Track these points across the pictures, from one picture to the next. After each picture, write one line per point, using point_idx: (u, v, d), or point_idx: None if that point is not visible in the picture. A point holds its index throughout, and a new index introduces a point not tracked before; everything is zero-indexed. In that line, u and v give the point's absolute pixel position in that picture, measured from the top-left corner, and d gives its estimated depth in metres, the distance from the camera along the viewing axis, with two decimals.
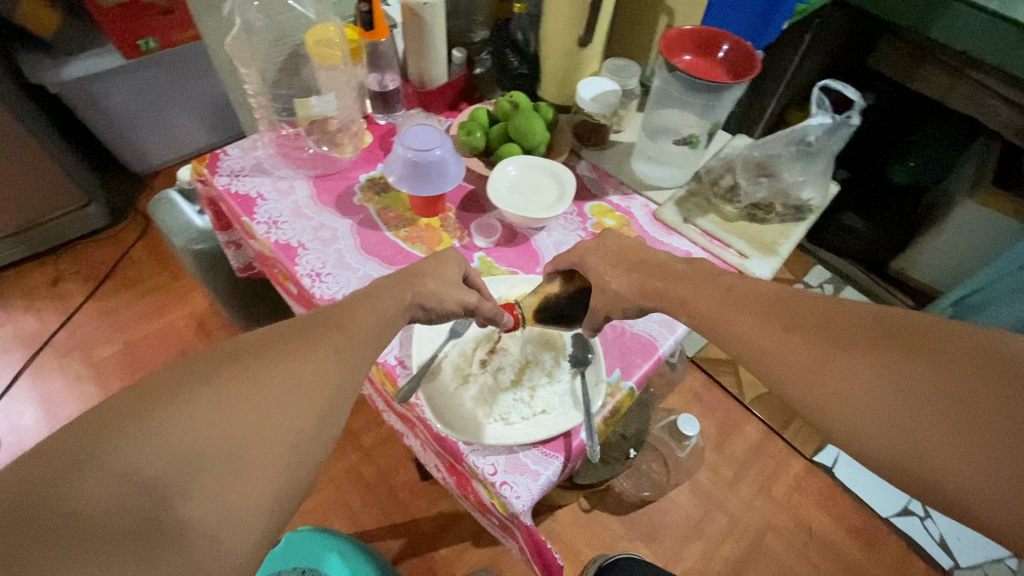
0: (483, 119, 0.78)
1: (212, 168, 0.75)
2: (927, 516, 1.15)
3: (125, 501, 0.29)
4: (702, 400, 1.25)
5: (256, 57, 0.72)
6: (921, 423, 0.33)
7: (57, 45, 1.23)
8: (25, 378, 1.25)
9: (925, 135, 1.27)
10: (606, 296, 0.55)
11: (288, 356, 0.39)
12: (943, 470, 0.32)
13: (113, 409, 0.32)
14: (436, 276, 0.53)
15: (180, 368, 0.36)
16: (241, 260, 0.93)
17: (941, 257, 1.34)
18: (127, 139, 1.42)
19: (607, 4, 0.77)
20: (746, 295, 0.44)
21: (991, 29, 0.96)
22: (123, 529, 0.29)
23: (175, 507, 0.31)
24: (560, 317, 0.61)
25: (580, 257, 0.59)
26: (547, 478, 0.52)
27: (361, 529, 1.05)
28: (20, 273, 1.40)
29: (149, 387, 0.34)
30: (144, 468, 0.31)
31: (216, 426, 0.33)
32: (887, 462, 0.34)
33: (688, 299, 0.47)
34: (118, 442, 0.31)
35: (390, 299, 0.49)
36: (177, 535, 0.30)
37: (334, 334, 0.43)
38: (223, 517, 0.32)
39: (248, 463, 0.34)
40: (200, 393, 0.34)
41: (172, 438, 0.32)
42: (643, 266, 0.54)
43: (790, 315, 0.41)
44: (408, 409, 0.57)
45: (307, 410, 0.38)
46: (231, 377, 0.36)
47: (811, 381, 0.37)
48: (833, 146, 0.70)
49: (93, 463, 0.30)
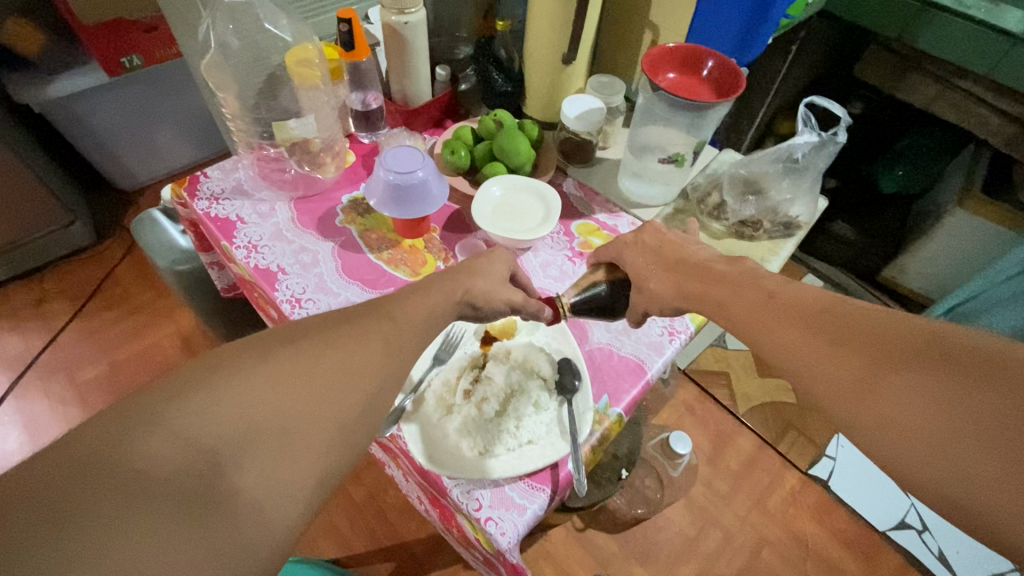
0: (467, 137, 0.77)
1: (191, 191, 0.74)
2: (925, 530, 1.14)
3: (184, 464, 0.30)
4: (695, 413, 1.24)
5: (233, 80, 0.70)
6: (969, 452, 0.31)
7: (41, 64, 1.22)
8: (7, 401, 1.22)
9: (913, 142, 1.26)
10: (644, 295, 0.56)
11: (339, 340, 0.39)
12: (986, 500, 0.30)
13: (182, 379, 0.34)
14: (484, 275, 0.53)
15: (244, 346, 0.37)
16: (225, 281, 0.91)
17: (930, 265, 1.33)
18: (111, 155, 1.41)
19: (590, 21, 0.76)
20: (789, 305, 0.43)
21: (981, 39, 0.96)
22: (181, 490, 0.29)
23: (229, 475, 0.31)
24: (604, 308, 0.60)
25: (619, 252, 0.61)
26: (533, 512, 0.51)
27: (349, 553, 1.02)
28: (5, 292, 1.38)
29: (211, 362, 0.35)
30: (205, 435, 0.31)
31: (275, 403, 0.34)
32: (939, 496, 0.32)
33: (727, 303, 0.48)
34: (182, 409, 0.32)
35: (441, 294, 0.49)
36: (229, 502, 0.30)
37: (385, 323, 0.43)
38: (271, 490, 0.32)
39: (295, 440, 0.34)
40: (260, 368, 0.35)
41: (232, 409, 0.33)
42: (683, 266, 0.55)
43: (843, 326, 0.39)
44: (390, 440, 0.56)
45: (352, 396, 0.37)
46: (288, 356, 0.37)
47: (857, 399, 0.36)
48: (820, 163, 0.70)
49: (157, 425, 0.31)
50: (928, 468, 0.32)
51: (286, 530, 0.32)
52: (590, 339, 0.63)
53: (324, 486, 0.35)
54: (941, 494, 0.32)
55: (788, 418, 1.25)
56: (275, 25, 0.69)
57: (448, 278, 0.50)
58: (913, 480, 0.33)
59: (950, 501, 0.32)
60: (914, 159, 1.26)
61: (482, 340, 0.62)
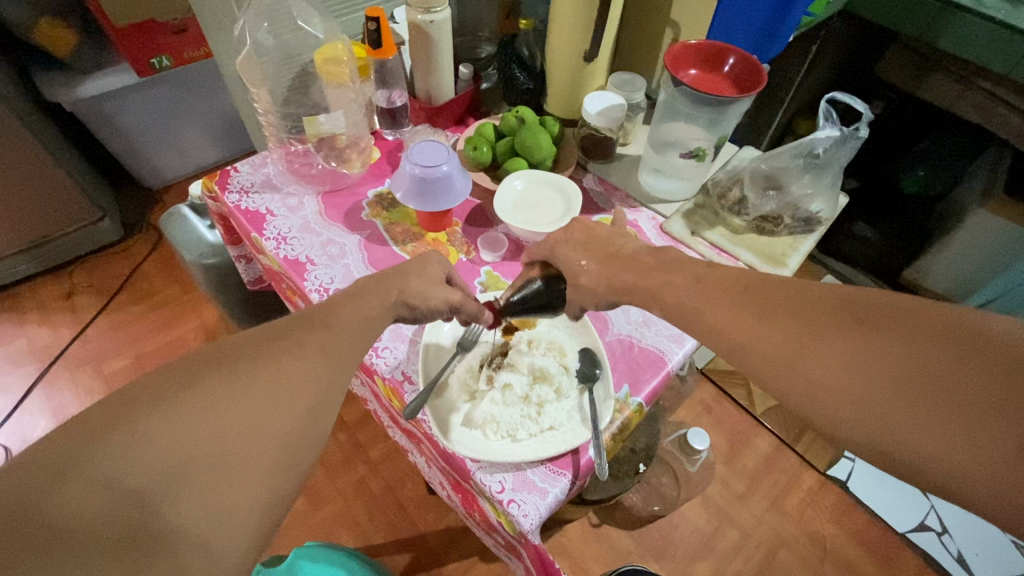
0: (489, 133, 0.78)
1: (222, 185, 0.76)
2: (944, 532, 1.13)
3: (109, 510, 0.29)
4: (712, 412, 1.24)
5: (267, 77, 0.73)
6: (891, 399, 0.33)
7: (73, 65, 1.25)
8: (38, 390, 1.26)
9: (932, 145, 1.26)
10: (578, 291, 0.55)
11: (273, 358, 0.40)
12: (912, 442, 0.32)
13: (92, 418, 0.32)
14: (420, 276, 0.55)
15: (163, 375, 0.36)
16: (252, 273, 0.94)
17: (954, 266, 1.32)
18: (141, 155, 1.46)
19: (612, 21, 0.77)
20: (715, 280, 0.44)
21: (1001, 39, 0.96)
22: (109, 538, 0.29)
23: (163, 514, 0.30)
24: (538, 305, 0.59)
25: (551, 249, 0.58)
26: (555, 496, 0.52)
27: (367, 544, 1.04)
28: (35, 286, 1.42)
29: (129, 397, 0.33)
30: (129, 476, 0.30)
31: (201, 433, 0.33)
32: (866, 445, 0.34)
33: (656, 293, 0.47)
34: (98, 453, 0.30)
35: (375, 300, 0.50)
36: (166, 543, 0.30)
37: (321, 335, 0.44)
38: (214, 521, 0.32)
39: (233, 468, 0.33)
40: (184, 399, 0.34)
41: (156, 446, 0.32)
42: (615, 260, 0.53)
43: (761, 299, 0.41)
44: (415, 425, 0.58)
45: (291, 415, 0.38)
46: (216, 381, 0.36)
47: (787, 367, 0.37)
48: (841, 159, 0.69)
49: (72, 474, 0.29)
50: (855, 423, 0.34)
51: (240, 550, 0.32)
52: (611, 330, 0.64)
53: (274, 509, 0.35)
54: (884, 450, 0.33)
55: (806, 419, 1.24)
56: (308, 22, 0.71)
57: (380, 281, 0.52)
58: (842, 433, 0.35)
59: (888, 456, 0.33)
60: (934, 160, 1.26)
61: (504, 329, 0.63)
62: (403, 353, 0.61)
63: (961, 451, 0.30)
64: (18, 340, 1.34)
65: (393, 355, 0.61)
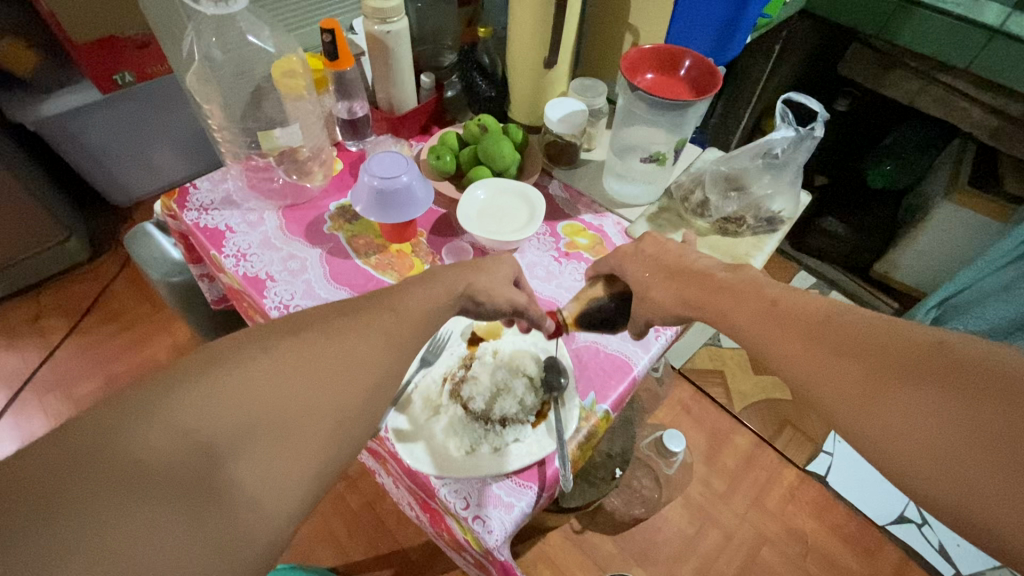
0: (452, 142, 0.78)
1: (181, 203, 0.75)
2: (924, 523, 1.14)
3: (182, 456, 0.30)
4: (691, 412, 1.24)
5: (218, 91, 0.72)
6: (982, 471, 0.31)
7: (34, 83, 1.22)
8: (5, 417, 1.23)
9: (900, 136, 1.30)
10: (646, 304, 0.55)
11: (338, 333, 0.39)
12: (997, 515, 0.30)
13: (179, 369, 0.34)
14: (490, 273, 0.53)
15: (241, 340, 0.37)
16: (215, 292, 0.92)
17: (921, 259, 1.34)
18: (107, 171, 1.42)
19: (571, 24, 0.77)
20: (793, 312, 0.43)
21: (957, 32, 0.98)
22: (179, 481, 0.30)
23: (226, 468, 0.31)
24: (607, 321, 0.61)
25: (619, 263, 0.60)
26: (520, 510, 0.51)
27: (348, 560, 1.02)
28: (3, 309, 1.38)
29: (210, 355, 0.35)
30: (205, 426, 0.32)
31: (268, 397, 0.34)
32: (947, 510, 0.32)
33: (730, 312, 0.47)
34: (179, 400, 0.32)
35: (443, 285, 0.48)
36: (227, 496, 0.31)
37: (384, 315, 0.42)
38: (270, 484, 0.32)
39: (293, 435, 0.34)
40: (260, 360, 0.35)
41: (230, 401, 0.33)
42: (683, 275, 0.54)
43: (837, 334, 0.40)
44: (379, 443, 0.56)
45: (348, 396, 0.37)
46: (292, 348, 0.37)
47: (861, 410, 0.36)
48: (799, 158, 0.70)
49: (155, 417, 0.31)
50: (939, 483, 0.32)
51: (287, 516, 0.32)
52: (577, 337, 0.64)
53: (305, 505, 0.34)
54: (952, 509, 0.32)
55: (784, 415, 1.25)
56: (258, 37, 0.69)
57: (450, 272, 0.50)
58: (921, 491, 0.33)
59: (970, 523, 0.31)
60: (900, 153, 1.29)
61: (469, 341, 0.62)
62: None
63: None
64: None
65: None
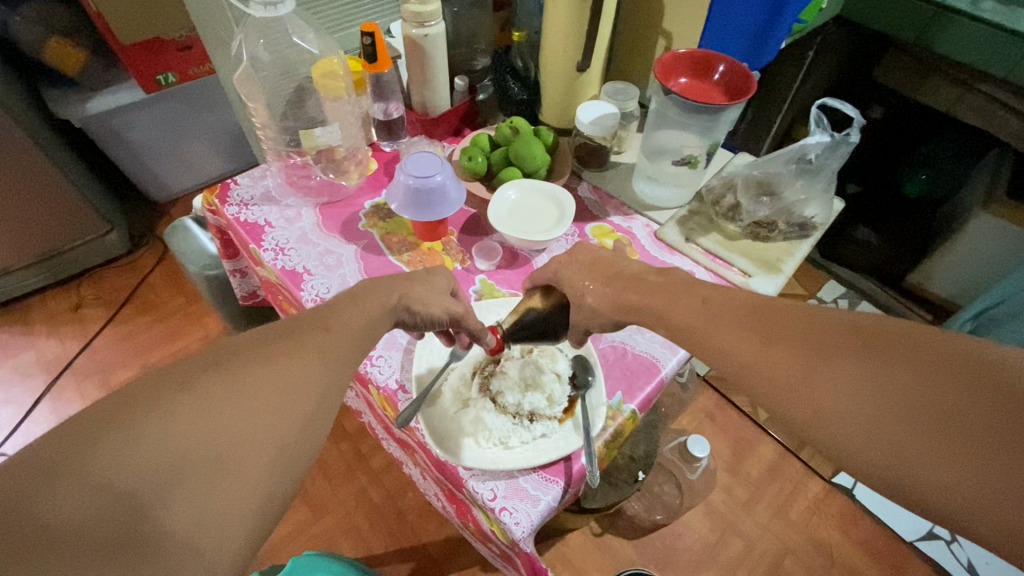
0: (484, 144, 0.79)
1: (222, 197, 0.78)
2: (953, 541, 1.11)
3: (102, 511, 0.29)
4: (714, 419, 1.23)
5: (264, 91, 0.74)
6: (905, 434, 0.32)
7: (83, 82, 1.29)
8: (46, 401, 1.28)
9: (934, 148, 1.25)
10: (583, 312, 0.54)
11: (270, 358, 0.39)
12: (919, 474, 0.31)
13: (88, 419, 0.32)
14: (425, 284, 0.55)
15: (160, 375, 0.35)
16: (246, 287, 0.96)
17: (956, 268, 1.31)
18: (149, 169, 1.48)
19: (604, 29, 0.78)
20: (767, 311, 0.41)
21: (1000, 42, 0.95)
22: (99, 539, 0.28)
23: (154, 518, 0.30)
24: (546, 332, 0.60)
25: (555, 272, 0.58)
26: (547, 504, 0.52)
27: (369, 553, 1.04)
28: (44, 298, 1.44)
29: (124, 397, 0.33)
30: (123, 479, 0.30)
31: (195, 436, 0.33)
32: (877, 476, 0.33)
33: (663, 311, 0.46)
34: (92, 453, 0.30)
35: (377, 300, 0.49)
36: (157, 544, 0.30)
37: (320, 335, 0.43)
38: (203, 525, 0.31)
39: (230, 469, 0.33)
40: (179, 401, 0.34)
41: (150, 448, 0.31)
42: (618, 279, 0.53)
43: (769, 324, 0.40)
44: (409, 433, 0.58)
45: (291, 415, 0.37)
46: (215, 382, 0.36)
47: (796, 394, 0.37)
48: (834, 163, 0.69)
49: (70, 473, 0.29)
50: (867, 451, 0.33)
51: (240, 541, 0.33)
52: (603, 337, 0.64)
53: (269, 511, 0.35)
54: (878, 475, 0.33)
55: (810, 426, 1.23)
56: (303, 39, 0.72)
57: (384, 284, 0.51)
58: (854, 462, 0.34)
59: (897, 485, 0.32)
60: (935, 163, 1.26)
61: None
62: (397, 362, 0.62)
63: (983, 488, 0.29)
64: (27, 353, 1.35)
65: (388, 364, 0.61)
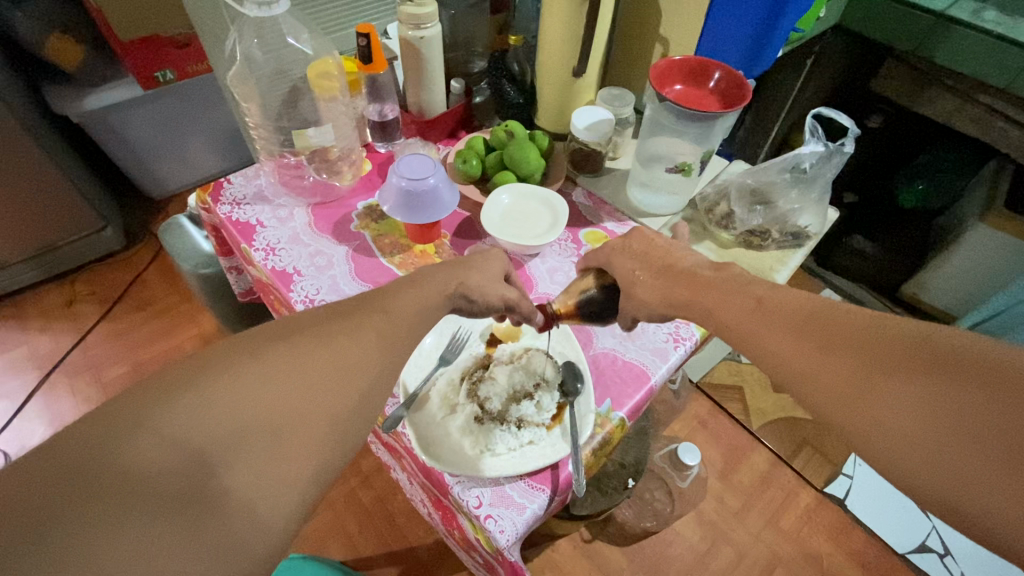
0: (479, 147, 0.79)
1: (214, 196, 0.77)
2: (946, 553, 1.10)
3: (177, 465, 0.31)
4: (707, 427, 1.22)
5: (256, 91, 0.74)
6: (963, 455, 0.32)
7: (80, 76, 1.28)
8: (38, 397, 1.27)
9: (933, 158, 1.25)
10: (633, 301, 0.54)
11: (330, 337, 0.40)
12: (976, 500, 0.31)
13: (167, 381, 0.34)
14: (481, 270, 0.54)
15: (230, 347, 0.38)
16: (242, 285, 0.95)
17: (949, 282, 1.32)
18: (144, 165, 1.47)
19: (600, 36, 0.78)
20: (779, 307, 0.44)
21: (999, 51, 0.96)
22: (173, 491, 0.30)
23: (220, 476, 0.32)
24: (597, 314, 0.59)
25: (607, 256, 0.58)
26: (532, 512, 0.52)
27: (358, 556, 1.03)
28: (38, 293, 1.44)
29: (200, 363, 0.36)
30: (195, 436, 0.32)
31: (259, 402, 0.35)
32: (931, 497, 0.33)
33: (714, 308, 0.48)
34: (171, 411, 0.32)
35: (435, 287, 0.49)
36: (223, 502, 0.31)
37: (378, 317, 0.44)
38: (264, 490, 0.33)
39: (289, 439, 0.35)
40: (249, 368, 0.36)
41: (220, 410, 0.34)
42: (671, 272, 0.54)
43: (827, 331, 0.40)
44: (396, 438, 0.57)
45: (344, 395, 0.38)
46: (280, 354, 0.38)
47: (850, 405, 0.37)
48: (828, 173, 0.70)
49: (149, 427, 0.31)
50: (922, 471, 0.33)
51: (280, 527, 0.33)
52: (595, 344, 0.64)
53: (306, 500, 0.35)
54: (932, 495, 0.33)
55: (803, 435, 1.23)
56: (297, 39, 0.72)
57: (443, 271, 0.51)
58: (907, 479, 0.34)
59: (949, 505, 0.32)
60: (932, 173, 1.25)
61: (488, 342, 0.64)
62: None
63: None
64: (19, 348, 1.34)
65: None
